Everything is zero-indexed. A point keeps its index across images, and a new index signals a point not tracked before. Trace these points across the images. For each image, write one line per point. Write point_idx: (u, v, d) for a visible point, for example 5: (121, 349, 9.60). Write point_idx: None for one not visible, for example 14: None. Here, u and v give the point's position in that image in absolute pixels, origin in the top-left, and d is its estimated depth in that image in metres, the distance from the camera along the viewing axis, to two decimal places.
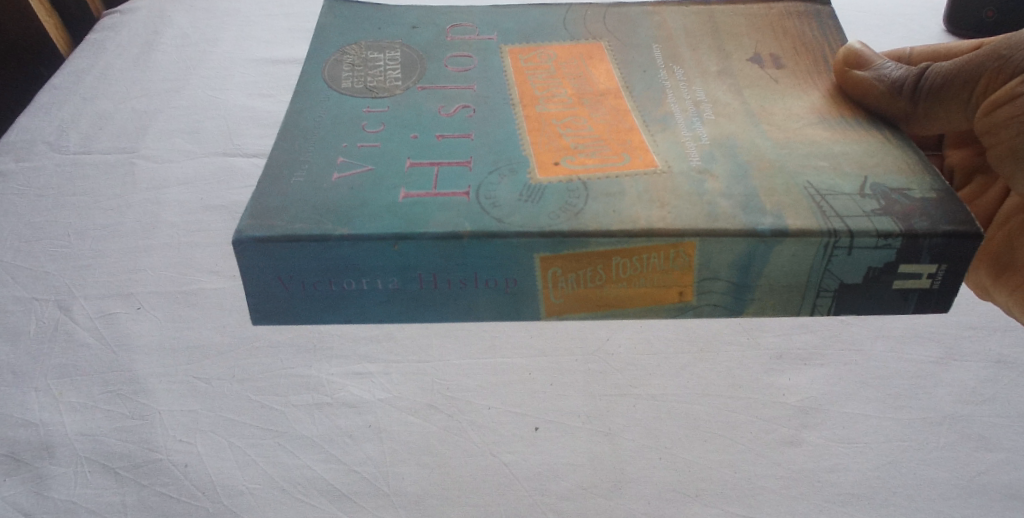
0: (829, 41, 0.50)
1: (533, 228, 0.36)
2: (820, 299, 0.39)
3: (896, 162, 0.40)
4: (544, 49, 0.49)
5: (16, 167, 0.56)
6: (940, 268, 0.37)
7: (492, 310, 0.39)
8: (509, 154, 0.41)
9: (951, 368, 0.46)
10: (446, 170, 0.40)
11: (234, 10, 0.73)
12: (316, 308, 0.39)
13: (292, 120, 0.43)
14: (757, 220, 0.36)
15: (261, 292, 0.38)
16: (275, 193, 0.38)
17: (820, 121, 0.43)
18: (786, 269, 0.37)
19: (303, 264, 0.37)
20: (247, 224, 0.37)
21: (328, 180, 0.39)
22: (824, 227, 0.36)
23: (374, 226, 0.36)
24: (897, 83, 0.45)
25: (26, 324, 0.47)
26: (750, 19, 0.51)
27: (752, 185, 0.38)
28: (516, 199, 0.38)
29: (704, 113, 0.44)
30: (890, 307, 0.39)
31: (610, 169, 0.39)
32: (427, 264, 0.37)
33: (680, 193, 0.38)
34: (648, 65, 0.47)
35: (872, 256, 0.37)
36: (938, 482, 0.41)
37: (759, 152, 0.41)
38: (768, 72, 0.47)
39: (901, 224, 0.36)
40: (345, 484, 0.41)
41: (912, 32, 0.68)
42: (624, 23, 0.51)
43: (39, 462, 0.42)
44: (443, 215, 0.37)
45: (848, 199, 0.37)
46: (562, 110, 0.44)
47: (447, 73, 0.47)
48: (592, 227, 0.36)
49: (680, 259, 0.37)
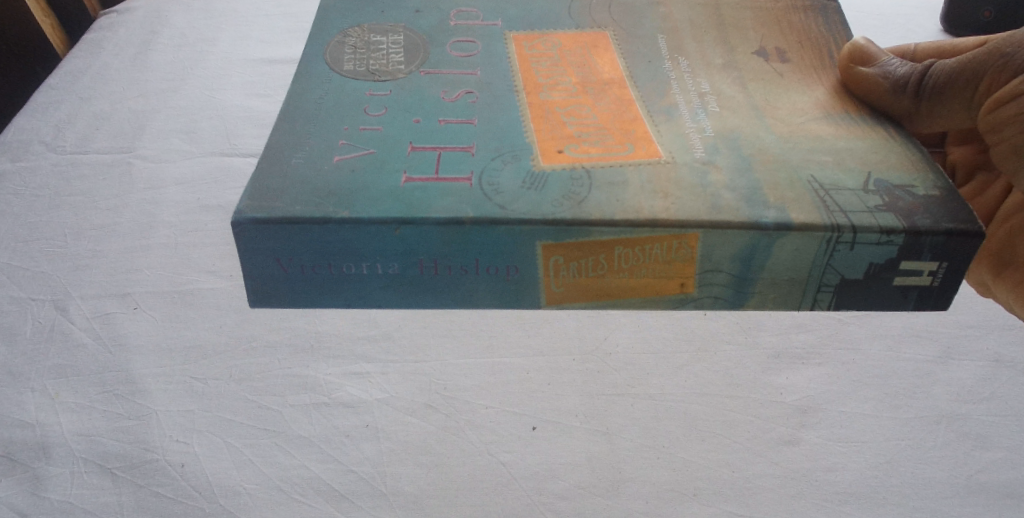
0: (834, 37, 0.50)
1: (534, 215, 0.36)
2: (820, 294, 0.38)
3: (898, 157, 0.40)
4: (549, 40, 0.48)
5: (12, 167, 0.56)
6: (941, 266, 0.37)
7: (491, 299, 0.39)
8: (511, 141, 0.41)
9: (949, 367, 0.46)
10: (448, 157, 0.39)
11: (232, 10, 0.73)
12: (315, 291, 0.39)
13: (294, 102, 0.43)
14: (760, 213, 0.36)
15: (259, 274, 0.38)
16: (275, 174, 0.38)
17: (824, 116, 0.43)
18: (788, 263, 0.37)
19: (303, 246, 0.37)
20: (247, 205, 0.36)
21: (329, 163, 0.39)
22: (826, 220, 0.36)
23: (375, 210, 0.36)
24: (901, 81, 0.45)
25: (22, 324, 0.47)
26: (755, 12, 0.51)
27: (755, 177, 0.38)
28: (518, 186, 0.37)
29: (708, 105, 0.43)
30: (890, 302, 0.39)
31: (613, 159, 0.39)
32: (428, 250, 0.37)
33: (684, 184, 0.38)
34: (653, 57, 0.47)
35: (873, 252, 0.37)
36: (936, 482, 0.41)
37: (763, 145, 0.40)
38: (773, 66, 0.47)
39: (904, 220, 0.36)
40: (342, 484, 0.41)
41: (909, 32, 0.68)
42: (629, 14, 0.51)
43: (34, 463, 0.42)
44: (445, 201, 0.37)
45: (851, 193, 0.37)
46: (566, 98, 0.43)
47: (450, 58, 0.47)
48: (594, 217, 0.36)
49: (681, 250, 0.37)
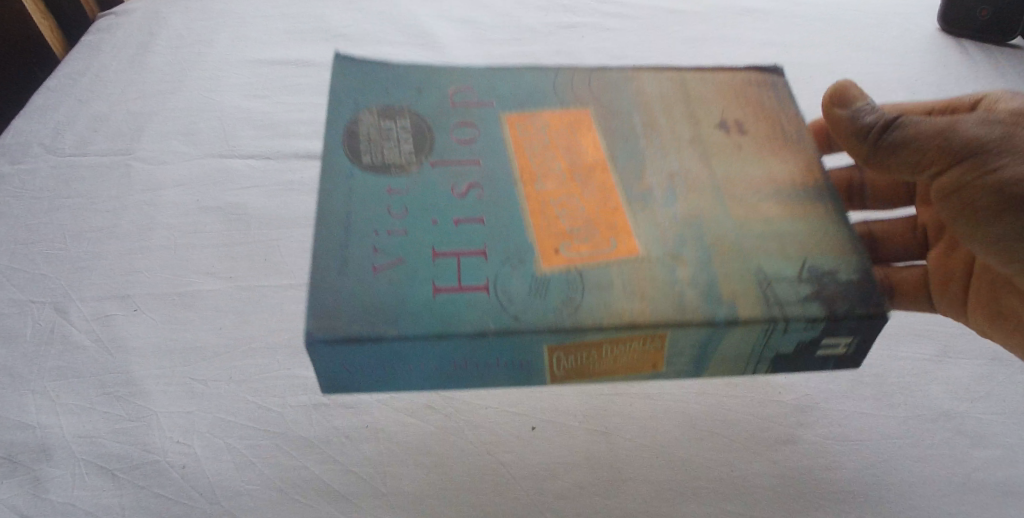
0: (778, 88, 0.48)
1: (543, 326, 0.37)
2: (759, 365, 0.40)
3: (840, 236, 0.40)
4: (535, 114, 0.47)
5: (11, 169, 0.56)
6: (855, 339, 0.39)
7: (508, 382, 0.40)
8: (529, 221, 0.41)
9: (946, 366, 0.46)
10: (457, 225, 0.41)
11: (229, 11, 0.73)
12: (370, 385, 0.39)
13: (326, 159, 0.43)
14: (714, 309, 0.37)
15: (334, 374, 0.38)
16: (326, 292, 0.38)
17: (782, 188, 0.43)
18: (732, 347, 0.38)
19: (360, 357, 0.37)
20: (315, 324, 0.37)
21: (368, 271, 0.38)
22: (762, 314, 0.37)
23: (416, 328, 0.37)
24: (865, 127, 0.44)
25: (22, 327, 0.47)
26: (717, 81, 0.48)
27: (716, 278, 0.38)
28: (529, 293, 0.38)
29: (676, 177, 0.43)
30: (825, 365, 0.40)
31: (603, 254, 0.39)
32: (462, 355, 0.37)
33: (656, 280, 0.38)
34: (619, 104, 0.47)
35: (796, 336, 0.38)
36: (933, 480, 0.41)
37: (720, 232, 0.40)
38: (730, 110, 0.47)
39: (827, 308, 0.37)
40: (343, 484, 0.41)
41: (906, 31, 0.71)
42: (605, 83, 0.48)
43: (35, 465, 0.42)
44: (473, 314, 0.37)
45: (786, 284, 0.38)
46: (558, 187, 0.42)
47: (463, 107, 0.47)
48: (586, 328, 0.37)
49: (654, 344, 0.38)
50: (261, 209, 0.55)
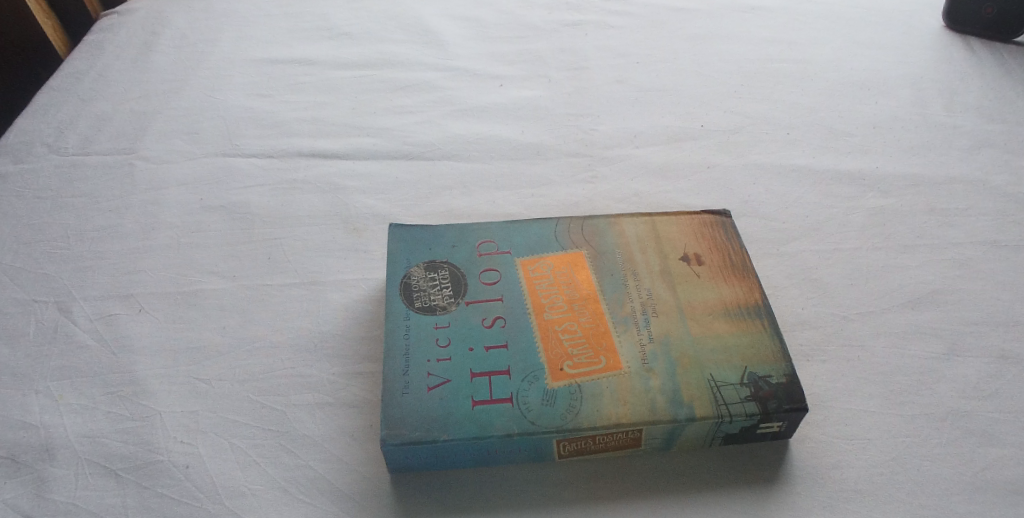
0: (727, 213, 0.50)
1: (551, 425, 0.40)
2: (712, 445, 0.42)
3: (774, 347, 0.43)
4: (543, 257, 0.47)
5: (15, 169, 0.56)
6: (797, 399, 0.41)
7: (526, 465, 0.42)
8: (548, 333, 0.43)
9: (954, 364, 0.46)
10: (488, 350, 0.43)
11: (233, 10, 0.73)
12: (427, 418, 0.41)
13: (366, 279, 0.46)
14: (675, 410, 0.40)
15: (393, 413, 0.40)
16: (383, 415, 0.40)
17: (736, 303, 0.45)
18: (687, 437, 0.41)
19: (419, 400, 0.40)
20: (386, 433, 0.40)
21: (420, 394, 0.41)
22: (711, 413, 0.40)
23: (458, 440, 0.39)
24: None
25: (25, 326, 0.47)
26: (679, 221, 0.49)
27: (680, 388, 0.41)
28: (543, 403, 0.40)
29: (649, 301, 0.45)
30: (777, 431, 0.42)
31: (597, 370, 0.42)
32: (495, 446, 0.40)
33: (633, 390, 0.41)
34: (594, 225, 0.49)
35: (740, 423, 0.41)
36: (941, 479, 0.41)
37: (680, 347, 0.43)
38: (694, 234, 0.49)
39: (762, 409, 0.40)
40: (347, 484, 0.41)
41: (912, 29, 0.71)
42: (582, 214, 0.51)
43: (39, 465, 0.42)
44: (502, 421, 0.40)
45: (733, 397, 0.41)
46: (561, 308, 0.45)
47: (480, 229, 0.49)
48: (583, 429, 0.40)
49: (631, 433, 0.40)
50: (265, 208, 0.55)
